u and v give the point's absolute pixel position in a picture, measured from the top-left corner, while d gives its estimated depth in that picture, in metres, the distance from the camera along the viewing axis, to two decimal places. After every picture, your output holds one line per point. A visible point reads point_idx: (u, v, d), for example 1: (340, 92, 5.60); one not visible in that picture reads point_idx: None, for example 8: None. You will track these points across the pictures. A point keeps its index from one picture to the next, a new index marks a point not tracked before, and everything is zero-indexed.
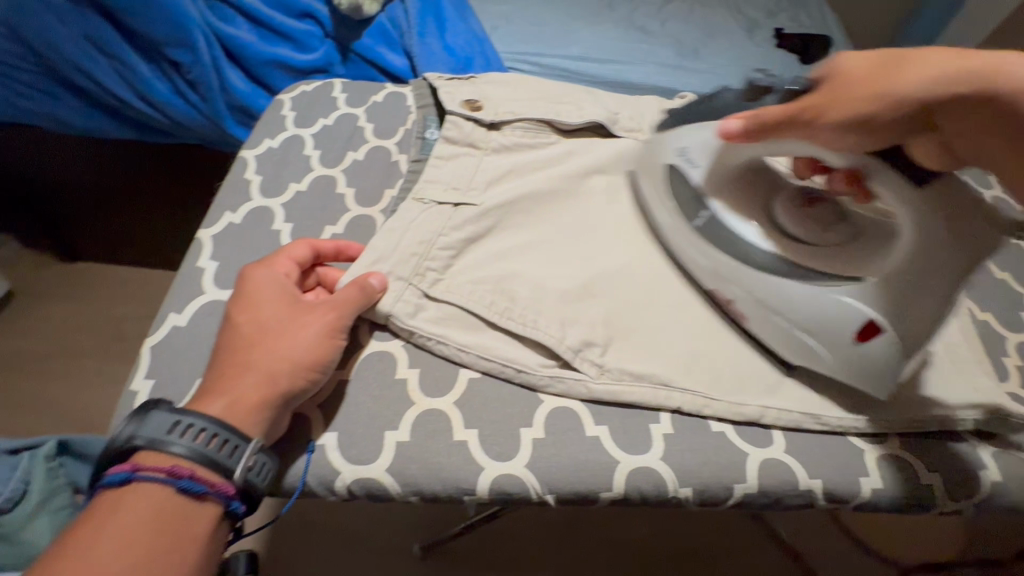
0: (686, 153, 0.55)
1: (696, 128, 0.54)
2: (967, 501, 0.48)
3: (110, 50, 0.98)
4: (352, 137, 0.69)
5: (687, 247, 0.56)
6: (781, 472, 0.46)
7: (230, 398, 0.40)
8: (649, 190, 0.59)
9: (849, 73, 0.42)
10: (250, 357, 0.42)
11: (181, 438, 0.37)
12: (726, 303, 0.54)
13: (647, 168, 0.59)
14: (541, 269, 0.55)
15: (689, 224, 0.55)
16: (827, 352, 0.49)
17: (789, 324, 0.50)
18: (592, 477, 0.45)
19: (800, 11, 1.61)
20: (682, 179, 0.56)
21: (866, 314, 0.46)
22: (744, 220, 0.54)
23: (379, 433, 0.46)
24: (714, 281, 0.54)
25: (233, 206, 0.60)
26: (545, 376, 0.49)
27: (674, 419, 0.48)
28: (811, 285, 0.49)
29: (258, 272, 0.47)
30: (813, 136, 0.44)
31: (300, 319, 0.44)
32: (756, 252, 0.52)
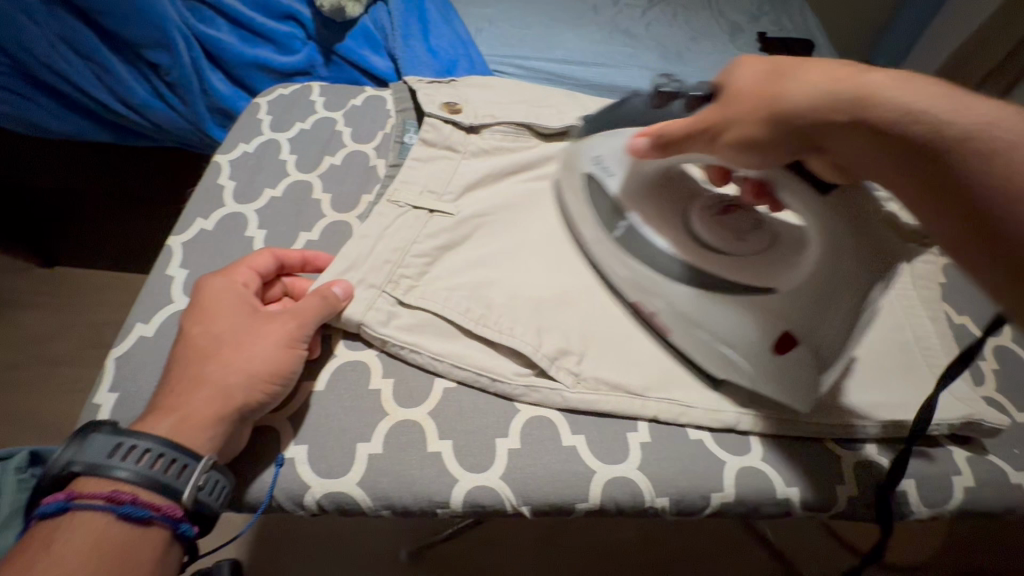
0: (602, 161, 0.58)
1: (611, 137, 0.58)
2: (942, 507, 0.48)
3: (86, 52, 0.97)
4: (329, 141, 0.68)
5: (607, 259, 0.56)
6: (757, 481, 0.46)
7: (184, 412, 0.39)
8: (569, 198, 0.61)
9: (738, 93, 0.43)
10: (203, 371, 0.41)
11: (124, 460, 0.36)
12: (646, 315, 0.54)
13: (568, 175, 0.61)
14: (518, 276, 0.55)
15: (608, 232, 0.56)
16: (742, 362, 0.49)
17: (708, 336, 0.50)
18: (568, 488, 0.45)
19: (782, 15, 1.63)
20: (603, 186, 0.57)
21: (781, 322, 0.48)
22: (660, 228, 0.55)
23: (350, 445, 0.45)
24: (636, 292, 0.54)
25: (205, 212, 0.59)
26: (520, 385, 0.48)
27: (650, 427, 0.48)
28: (724, 299, 0.51)
29: (214, 282, 0.46)
30: (713, 150, 0.46)
31: (257, 330, 0.43)
32: (674, 263, 0.53)
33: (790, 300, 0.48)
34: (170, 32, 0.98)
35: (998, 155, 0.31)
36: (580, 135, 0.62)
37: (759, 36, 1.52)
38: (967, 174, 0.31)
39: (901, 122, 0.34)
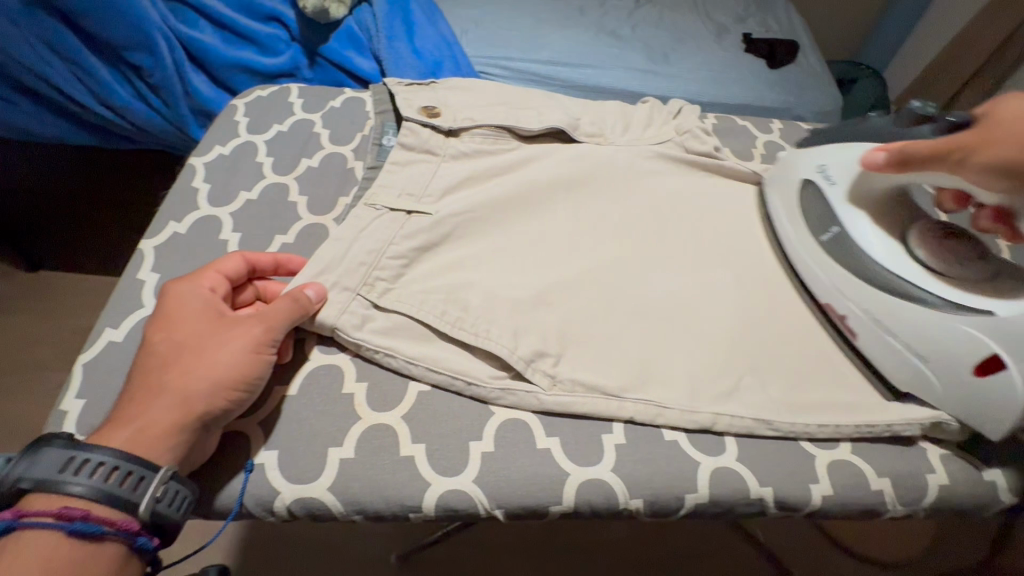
0: (826, 171, 0.61)
1: (844, 149, 0.60)
2: (916, 504, 0.48)
3: (66, 53, 0.95)
4: (307, 143, 0.68)
5: (811, 264, 0.58)
6: (732, 481, 0.46)
7: (144, 420, 0.39)
8: (778, 204, 0.64)
9: (1013, 120, 0.46)
10: (166, 379, 0.40)
11: (77, 475, 0.35)
12: (837, 318, 0.56)
13: (781, 181, 0.64)
14: (496, 277, 0.55)
15: (816, 236, 0.59)
16: (938, 384, 0.49)
17: (905, 349, 0.50)
18: (541, 491, 0.44)
19: (768, 16, 1.64)
20: (822, 194, 0.61)
21: (991, 348, 0.45)
22: (876, 241, 0.57)
23: (322, 450, 0.44)
24: (827, 295, 0.56)
25: (178, 215, 0.58)
26: (494, 388, 0.48)
27: (626, 429, 0.48)
28: (932, 309, 0.50)
29: (180, 288, 0.45)
30: (957, 171, 0.48)
31: (222, 336, 0.43)
32: (880, 271, 0.54)
33: (1007, 329, 0.45)
34: (152, 34, 0.97)
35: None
36: (805, 145, 0.65)
37: (744, 38, 1.53)
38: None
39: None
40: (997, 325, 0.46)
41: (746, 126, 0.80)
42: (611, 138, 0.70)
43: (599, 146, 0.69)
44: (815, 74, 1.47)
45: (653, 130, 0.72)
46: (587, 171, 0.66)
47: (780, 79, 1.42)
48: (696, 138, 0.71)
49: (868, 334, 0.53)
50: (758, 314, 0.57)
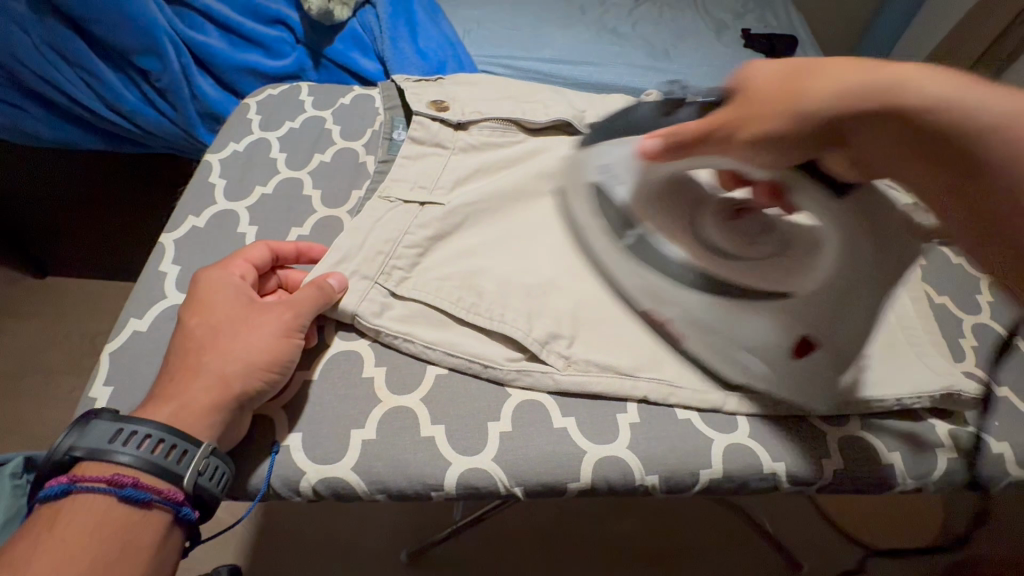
0: (608, 168, 0.54)
1: (620, 145, 0.54)
2: (926, 479, 0.49)
3: (74, 58, 0.96)
4: (319, 139, 0.69)
5: (621, 269, 0.54)
6: (745, 457, 0.47)
7: (186, 401, 0.40)
8: (581, 208, 0.58)
9: (765, 86, 0.43)
10: (203, 361, 0.42)
11: (125, 445, 0.37)
12: (660, 323, 0.53)
13: (574, 187, 0.58)
14: (507, 265, 0.56)
15: (617, 243, 0.54)
16: (765, 371, 0.50)
17: (736, 344, 0.50)
18: (560, 468, 0.45)
19: (766, 11, 1.65)
20: (609, 193, 0.54)
21: (799, 331, 0.49)
22: (677, 235, 0.52)
23: (345, 433, 0.45)
24: (649, 303, 0.53)
25: (196, 210, 0.60)
26: (512, 370, 0.49)
27: (641, 408, 0.49)
28: (743, 305, 0.50)
29: (212, 276, 0.47)
30: (728, 152, 0.45)
31: (256, 321, 0.44)
32: (693, 275, 0.51)
33: (803, 305, 0.49)
34: (159, 38, 0.99)
35: (1005, 146, 0.33)
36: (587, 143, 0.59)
37: (743, 33, 1.54)
38: (994, 164, 0.34)
39: (927, 121, 0.36)
40: (796, 305, 0.49)
41: None
42: None
43: None
44: None
45: None
46: None
47: None
48: None
49: (688, 327, 0.51)
50: None
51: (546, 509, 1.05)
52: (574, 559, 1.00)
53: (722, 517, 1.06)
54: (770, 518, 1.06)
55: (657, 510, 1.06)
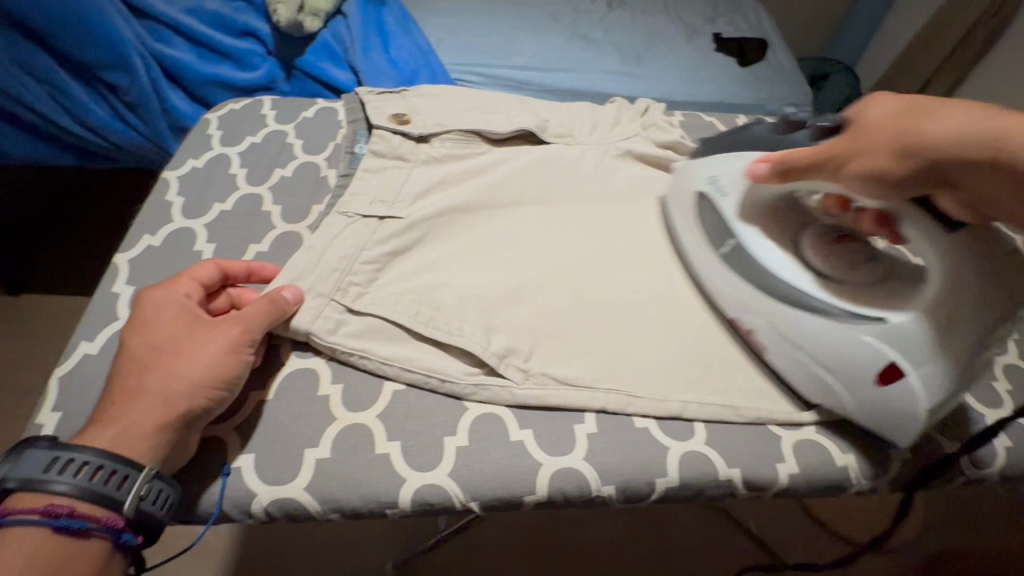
0: (718, 180, 0.58)
1: (730, 160, 0.59)
2: (881, 479, 0.50)
3: (42, 75, 0.95)
4: (280, 153, 0.69)
5: (716, 276, 0.56)
6: (701, 464, 0.47)
7: (127, 423, 0.40)
8: (679, 217, 0.61)
9: (878, 125, 0.43)
10: (146, 382, 0.41)
11: (61, 474, 0.37)
12: (745, 333, 0.54)
13: (678, 195, 0.62)
14: (465, 277, 0.56)
15: (715, 251, 0.56)
16: (848, 397, 0.48)
17: (809, 360, 0.49)
18: (515, 481, 0.45)
19: (737, 15, 1.68)
20: (715, 203, 0.58)
21: (889, 354, 0.44)
22: (767, 246, 0.54)
23: (298, 452, 0.45)
24: (735, 310, 0.54)
25: (152, 228, 0.59)
26: (468, 384, 0.49)
27: (598, 418, 0.49)
28: (830, 319, 0.48)
29: (154, 296, 0.46)
30: (836, 181, 0.46)
31: (201, 341, 0.44)
32: (779, 283, 0.51)
33: (900, 333, 0.44)
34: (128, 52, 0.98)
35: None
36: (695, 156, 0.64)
37: (714, 37, 1.56)
38: None
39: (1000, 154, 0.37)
40: (893, 330, 0.44)
41: (711, 122, 0.82)
42: (580, 138, 0.73)
43: (567, 147, 0.71)
44: (783, 71, 1.52)
45: (620, 129, 0.75)
46: (551, 171, 0.68)
47: (748, 77, 1.46)
48: (661, 130, 0.75)
49: (772, 334, 0.51)
50: None
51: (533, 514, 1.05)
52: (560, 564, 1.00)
53: (710, 518, 1.07)
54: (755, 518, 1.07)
55: (645, 513, 1.07)
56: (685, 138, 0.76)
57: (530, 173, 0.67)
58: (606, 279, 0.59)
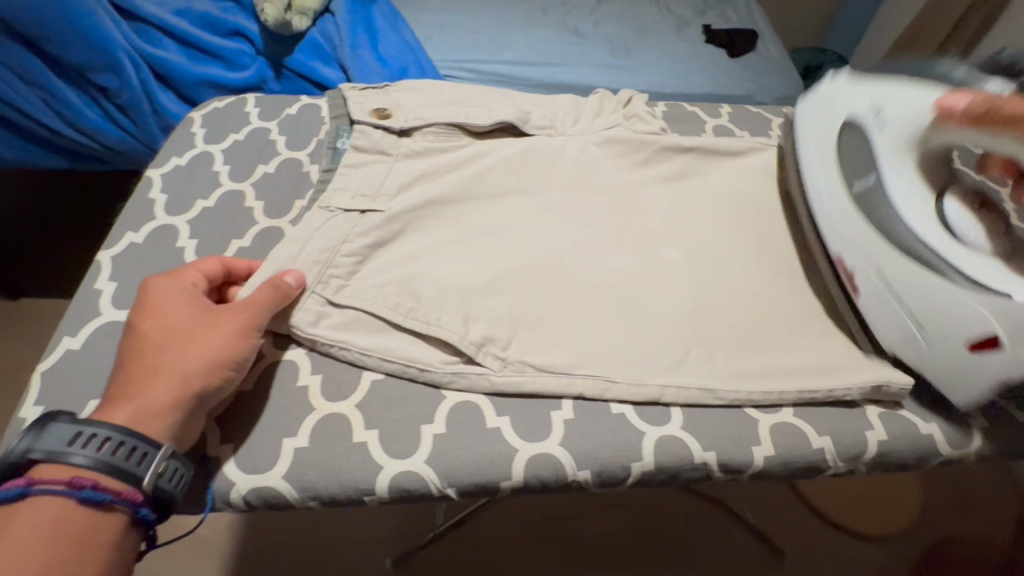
0: (882, 112, 0.57)
1: (913, 96, 0.56)
2: (857, 460, 0.50)
3: (33, 78, 0.96)
4: (264, 150, 0.69)
5: (836, 210, 0.57)
6: (676, 448, 0.48)
7: (143, 400, 0.41)
8: (814, 139, 0.62)
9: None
10: (163, 361, 0.42)
11: (84, 448, 0.37)
12: (842, 269, 0.56)
13: (826, 116, 0.62)
14: (445, 268, 0.56)
15: (845, 182, 0.57)
16: (925, 348, 0.51)
17: (902, 309, 0.51)
18: (491, 467, 0.46)
19: (727, 7, 1.68)
20: (872, 135, 0.57)
21: (992, 327, 0.46)
22: (900, 195, 0.54)
23: (276, 441, 0.46)
24: (841, 246, 0.56)
25: (135, 225, 0.60)
26: (447, 372, 0.49)
27: (575, 404, 0.50)
28: (948, 279, 0.49)
29: (162, 285, 0.47)
30: None
31: (215, 324, 0.45)
32: (899, 228, 0.53)
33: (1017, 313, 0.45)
34: (117, 54, 0.99)
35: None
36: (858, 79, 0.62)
37: (704, 29, 1.56)
38: None
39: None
40: (1011, 308, 0.45)
41: (695, 112, 0.82)
42: (562, 129, 0.73)
43: (549, 138, 0.71)
44: (774, 62, 1.52)
45: (602, 120, 0.75)
46: (534, 163, 0.68)
47: (738, 68, 1.47)
48: (644, 121, 0.75)
49: (879, 266, 0.52)
50: (704, 288, 0.59)
51: (529, 508, 1.06)
52: (558, 556, 1.01)
53: (708, 510, 1.07)
54: (754, 510, 1.07)
55: (642, 505, 1.07)
56: (667, 128, 0.76)
57: (512, 165, 0.68)
58: (586, 267, 0.59)
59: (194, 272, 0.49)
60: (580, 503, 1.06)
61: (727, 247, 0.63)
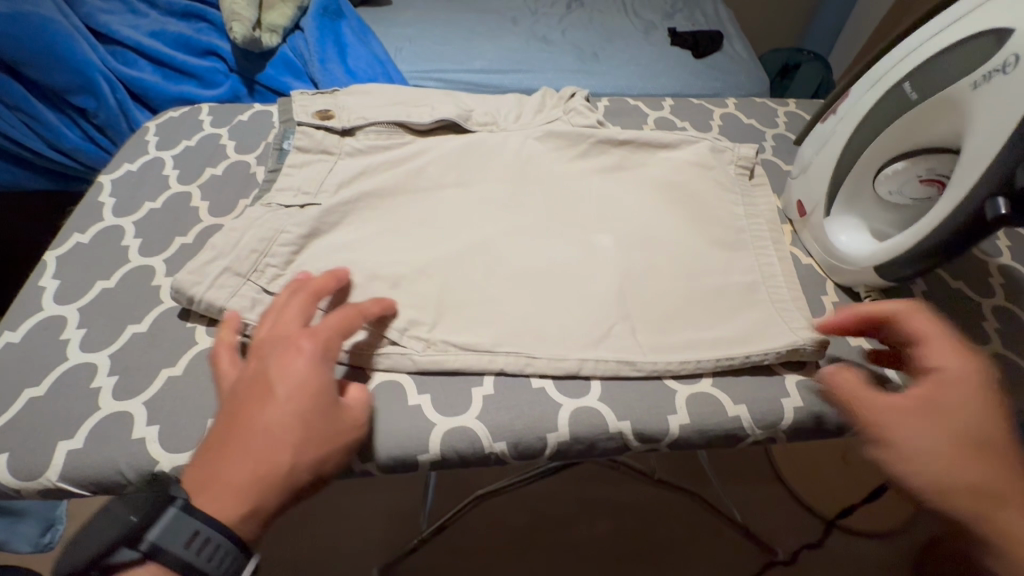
0: (989, 79, 0.45)
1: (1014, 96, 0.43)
2: (775, 427, 0.52)
3: (13, 101, 0.99)
4: (213, 154, 0.72)
5: (882, 73, 0.56)
6: (591, 418, 0.50)
7: (256, 501, 0.39)
8: (957, 19, 0.50)
9: (962, 428, 0.39)
10: (287, 460, 0.40)
11: (194, 552, 0.37)
12: (842, 99, 0.62)
13: (989, 12, 0.47)
14: (377, 257, 0.59)
15: (902, 75, 0.53)
16: (794, 185, 0.67)
17: (807, 156, 0.65)
18: (409, 441, 0.48)
19: (694, 11, 1.72)
20: (971, 72, 0.47)
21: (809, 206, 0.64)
22: (891, 126, 0.53)
23: (202, 422, 0.48)
24: (857, 88, 0.59)
25: (83, 227, 0.62)
26: (371, 353, 0.51)
27: (496, 380, 0.52)
28: (822, 183, 0.61)
29: (305, 363, 0.42)
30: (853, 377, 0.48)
31: (337, 430, 0.43)
32: (859, 132, 0.57)
33: (817, 225, 0.63)
34: (92, 75, 1.02)
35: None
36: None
37: (670, 32, 1.60)
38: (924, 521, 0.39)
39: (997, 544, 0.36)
40: (817, 221, 0.63)
41: (638, 106, 0.84)
42: (503, 125, 0.75)
43: (490, 133, 0.74)
44: (739, 61, 1.55)
45: (543, 115, 0.77)
46: (473, 158, 0.71)
47: (703, 68, 1.50)
48: (582, 115, 0.77)
49: (838, 123, 0.60)
50: (632, 268, 0.61)
51: (517, 516, 1.05)
52: (544, 560, 1.00)
53: (697, 513, 1.06)
54: (740, 507, 1.07)
55: (627, 507, 1.07)
56: (605, 121, 0.78)
57: (452, 159, 0.70)
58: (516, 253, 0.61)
59: (335, 347, 0.45)
60: (565, 507, 1.06)
61: (658, 229, 0.65)
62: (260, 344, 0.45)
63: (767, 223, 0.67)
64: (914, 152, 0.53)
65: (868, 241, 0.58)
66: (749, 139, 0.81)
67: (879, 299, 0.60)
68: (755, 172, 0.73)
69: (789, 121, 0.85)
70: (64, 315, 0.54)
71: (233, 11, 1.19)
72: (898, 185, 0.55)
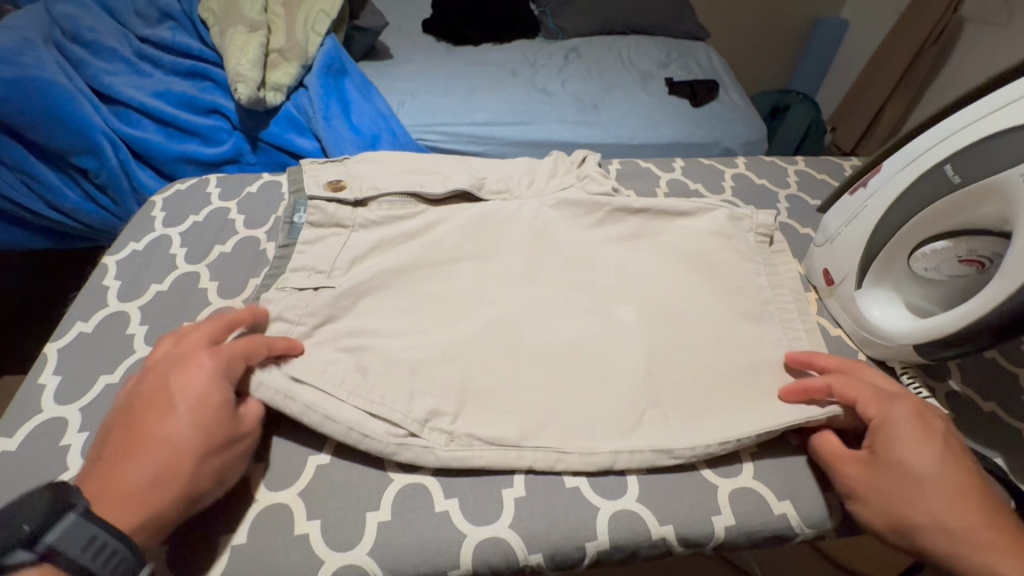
0: None
1: None
2: (823, 525, 0.50)
3: (14, 163, 0.98)
4: (221, 230, 0.70)
5: (917, 153, 0.55)
6: (632, 523, 0.47)
7: (152, 510, 0.38)
8: (997, 106, 0.49)
9: (917, 477, 0.43)
10: (190, 469, 0.40)
11: (95, 558, 0.35)
12: (867, 174, 0.61)
13: None
14: (396, 342, 0.56)
15: (942, 156, 0.52)
16: (816, 252, 0.66)
17: (831, 226, 0.64)
18: (437, 556, 0.45)
19: (689, 60, 1.77)
20: (1015, 161, 0.47)
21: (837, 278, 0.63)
22: (929, 206, 0.53)
23: (211, 536, 0.44)
24: (887, 163, 0.58)
25: (85, 314, 0.60)
26: (390, 445, 0.48)
27: (527, 480, 0.49)
28: (853, 255, 0.60)
29: (207, 374, 0.43)
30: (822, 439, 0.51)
31: (237, 438, 0.43)
32: (895, 209, 0.56)
33: (848, 297, 0.61)
34: (96, 137, 1.01)
35: None
36: None
37: (667, 81, 1.63)
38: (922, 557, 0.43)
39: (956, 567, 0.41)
40: (849, 294, 0.61)
41: (649, 168, 0.84)
42: (517, 193, 0.74)
43: (505, 203, 0.72)
44: (737, 109, 1.58)
45: (557, 180, 0.76)
46: (489, 229, 0.69)
47: (701, 116, 1.52)
48: (596, 181, 0.76)
49: (870, 197, 0.59)
50: (658, 345, 0.58)
51: None
52: None
53: None
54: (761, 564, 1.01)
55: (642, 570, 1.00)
56: (619, 187, 0.78)
57: (467, 231, 0.68)
58: (540, 332, 0.59)
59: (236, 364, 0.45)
60: None
61: (681, 301, 0.63)
62: (161, 359, 0.45)
63: (793, 293, 0.65)
64: (960, 232, 0.52)
65: (905, 319, 0.57)
66: (764, 201, 0.81)
67: (918, 376, 0.59)
68: (774, 239, 0.72)
69: (801, 180, 0.85)
70: (64, 417, 0.51)
71: (239, 72, 1.14)
72: (937, 262, 0.54)
